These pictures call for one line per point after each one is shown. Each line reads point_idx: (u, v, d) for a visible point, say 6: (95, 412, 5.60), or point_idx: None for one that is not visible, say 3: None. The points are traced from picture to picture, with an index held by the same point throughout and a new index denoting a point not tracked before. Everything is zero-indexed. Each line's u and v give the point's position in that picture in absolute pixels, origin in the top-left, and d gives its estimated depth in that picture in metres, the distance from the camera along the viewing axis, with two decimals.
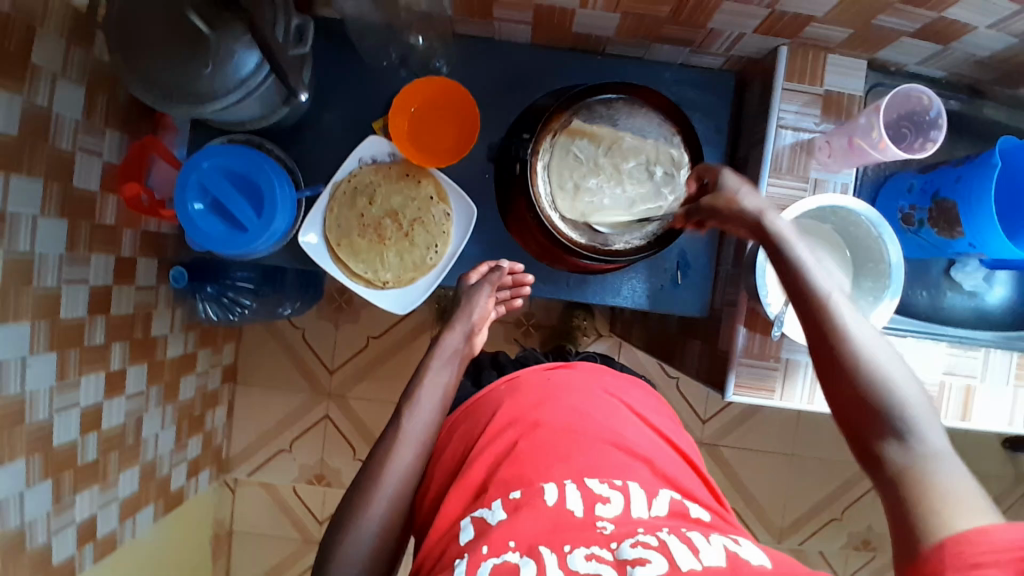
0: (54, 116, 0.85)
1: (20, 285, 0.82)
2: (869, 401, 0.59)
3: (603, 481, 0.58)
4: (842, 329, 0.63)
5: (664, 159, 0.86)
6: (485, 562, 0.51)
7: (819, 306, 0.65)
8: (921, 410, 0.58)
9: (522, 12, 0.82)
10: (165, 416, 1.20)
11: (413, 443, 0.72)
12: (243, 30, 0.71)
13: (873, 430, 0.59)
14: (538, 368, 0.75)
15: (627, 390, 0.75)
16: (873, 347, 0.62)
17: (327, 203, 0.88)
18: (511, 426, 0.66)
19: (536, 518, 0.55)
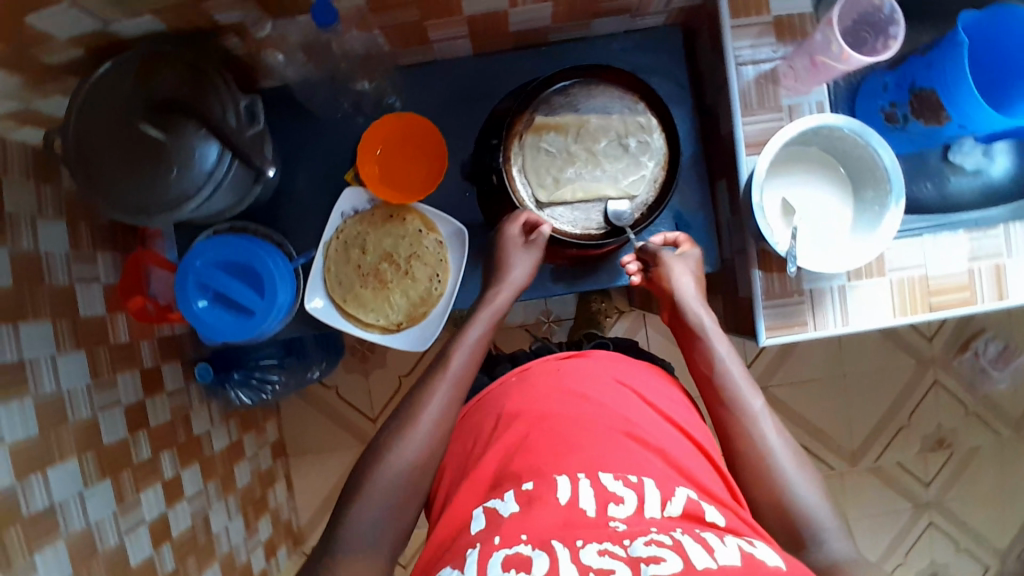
0: (44, 255, 0.87)
1: (56, 425, 0.84)
2: (787, 507, 0.62)
3: (617, 478, 0.59)
4: (757, 433, 0.68)
5: (634, 129, 0.85)
6: (497, 552, 0.53)
7: (736, 411, 0.70)
8: (830, 521, 0.61)
9: (456, 28, 0.82)
10: (230, 507, 1.20)
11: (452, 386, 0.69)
12: (197, 125, 0.72)
13: (791, 538, 0.61)
14: (549, 358, 0.75)
15: (640, 375, 0.74)
16: (785, 452, 0.66)
17: (323, 265, 0.89)
18: (522, 420, 0.67)
19: (547, 513, 0.56)
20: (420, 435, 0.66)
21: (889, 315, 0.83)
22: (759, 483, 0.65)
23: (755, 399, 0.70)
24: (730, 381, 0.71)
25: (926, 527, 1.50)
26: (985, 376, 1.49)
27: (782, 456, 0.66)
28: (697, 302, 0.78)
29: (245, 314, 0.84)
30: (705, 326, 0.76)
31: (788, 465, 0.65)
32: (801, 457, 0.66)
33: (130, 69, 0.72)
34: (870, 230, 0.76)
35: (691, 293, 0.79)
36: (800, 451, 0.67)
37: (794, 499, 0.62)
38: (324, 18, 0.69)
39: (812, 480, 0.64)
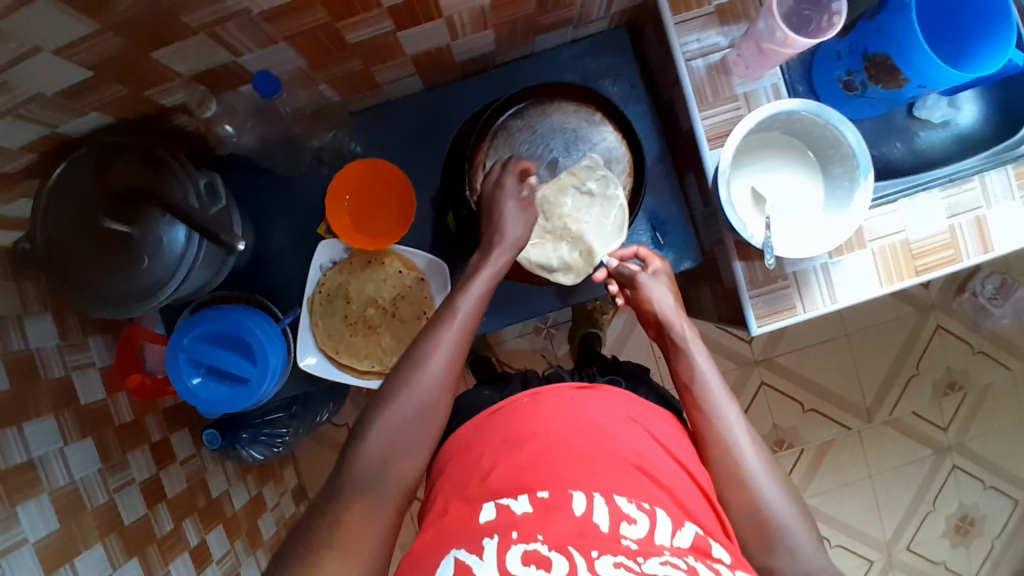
0: (36, 352, 0.87)
1: (75, 516, 0.85)
2: (764, 522, 0.63)
3: (631, 501, 0.60)
4: (737, 445, 0.67)
5: (578, 145, 0.85)
6: (515, 545, 0.55)
7: (714, 422, 0.69)
8: (801, 535, 0.63)
9: (402, 67, 0.82)
10: (260, 560, 1.21)
11: (445, 351, 0.65)
12: (159, 212, 0.72)
13: (768, 550, 0.63)
14: (564, 386, 0.74)
15: (653, 417, 0.73)
16: (763, 465, 0.66)
17: (311, 321, 0.88)
18: (532, 439, 0.67)
19: (564, 521, 0.57)
20: (421, 394, 0.63)
21: (877, 285, 0.82)
22: (738, 498, 0.65)
23: (734, 411, 0.69)
24: (709, 391, 0.71)
25: (950, 470, 1.51)
26: (987, 314, 1.48)
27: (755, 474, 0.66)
28: (674, 318, 0.75)
29: (240, 383, 0.84)
30: (681, 341, 0.74)
31: (763, 479, 0.65)
32: (777, 469, 0.67)
33: (82, 170, 0.71)
34: (843, 207, 0.75)
35: (668, 310, 0.75)
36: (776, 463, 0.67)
37: (768, 513, 0.64)
38: (267, 89, 0.69)
39: (786, 495, 0.65)
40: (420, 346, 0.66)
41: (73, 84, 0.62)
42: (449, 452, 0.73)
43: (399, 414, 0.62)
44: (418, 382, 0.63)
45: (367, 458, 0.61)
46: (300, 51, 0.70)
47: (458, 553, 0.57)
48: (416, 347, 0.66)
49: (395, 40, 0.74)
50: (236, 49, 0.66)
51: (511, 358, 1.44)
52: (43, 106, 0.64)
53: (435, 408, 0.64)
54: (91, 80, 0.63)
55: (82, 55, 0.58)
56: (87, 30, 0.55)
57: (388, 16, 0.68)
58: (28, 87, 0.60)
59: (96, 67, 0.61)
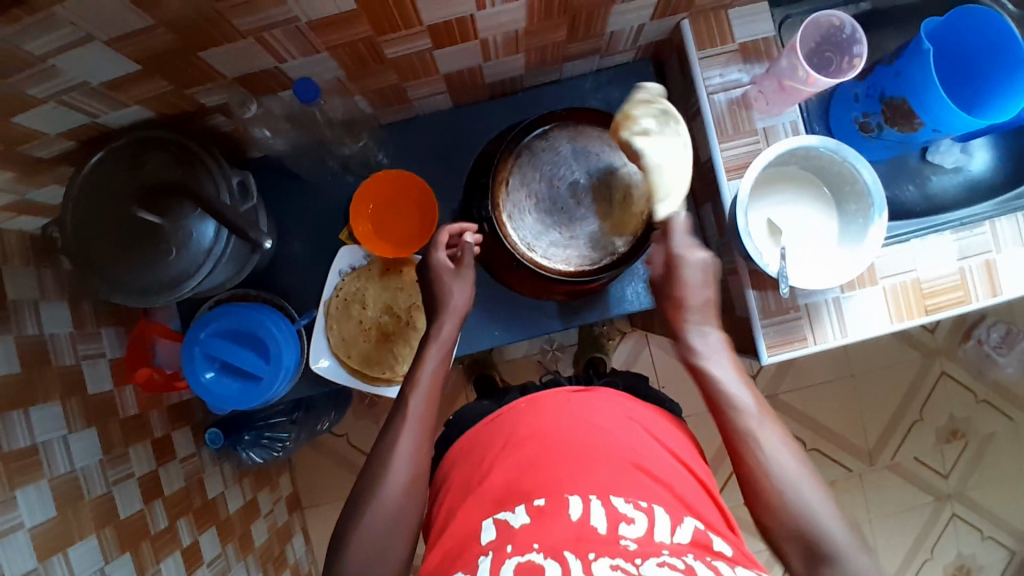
0: (49, 337, 0.88)
1: (74, 505, 0.85)
2: (806, 535, 0.62)
3: (628, 501, 0.60)
4: (773, 463, 0.65)
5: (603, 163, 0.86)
6: (509, 559, 0.56)
7: (748, 441, 0.67)
8: (849, 547, 0.61)
9: (434, 84, 0.85)
10: (250, 566, 1.19)
11: (408, 438, 0.68)
12: (192, 206, 0.74)
13: (812, 563, 0.61)
14: (560, 389, 0.74)
15: (654, 418, 0.74)
16: (802, 479, 0.64)
17: (325, 323, 0.89)
18: (529, 442, 0.67)
19: (560, 526, 0.58)
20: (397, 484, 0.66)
21: (886, 321, 0.83)
22: (776, 513, 0.63)
23: (767, 428, 0.67)
24: (740, 412, 0.68)
25: (949, 519, 1.50)
26: (992, 363, 1.49)
27: (791, 481, 0.64)
28: (696, 325, 0.74)
29: (252, 380, 0.85)
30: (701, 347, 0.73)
31: (803, 485, 0.64)
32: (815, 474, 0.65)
33: (118, 162, 0.74)
34: (857, 243, 0.77)
35: (692, 311, 0.74)
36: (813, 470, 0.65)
37: (811, 527, 0.62)
38: (307, 95, 0.71)
39: (829, 505, 0.63)
40: (389, 433, 0.69)
41: (119, 76, 0.65)
42: (456, 451, 0.74)
43: (378, 507, 0.65)
44: (392, 473, 0.66)
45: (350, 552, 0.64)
46: (340, 62, 0.72)
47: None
48: (387, 437, 0.69)
49: (430, 57, 0.76)
50: (279, 55, 0.68)
51: (515, 376, 1.45)
52: (86, 95, 0.66)
53: (411, 499, 0.66)
54: (136, 74, 0.65)
55: (132, 48, 0.61)
56: (140, 24, 0.57)
57: (426, 34, 0.71)
58: (75, 75, 0.62)
59: (143, 61, 0.63)
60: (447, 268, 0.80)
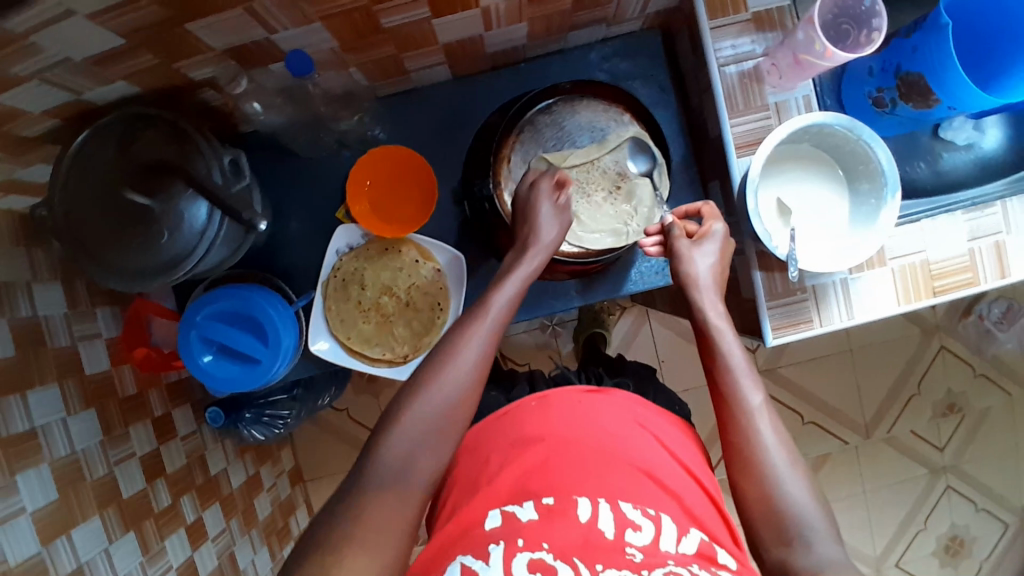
0: (44, 320, 0.87)
1: (74, 486, 0.85)
2: (777, 512, 0.61)
3: (637, 507, 0.61)
4: (758, 435, 0.64)
5: (611, 137, 0.83)
6: (520, 554, 0.57)
7: (738, 411, 0.66)
8: (818, 530, 0.60)
9: (433, 56, 0.81)
10: (254, 540, 1.21)
11: (451, 381, 0.62)
12: (183, 185, 0.71)
13: (777, 543, 0.60)
14: (572, 388, 0.74)
15: (660, 421, 0.73)
16: (785, 457, 0.63)
17: (325, 305, 0.88)
18: (540, 442, 0.67)
19: (570, 528, 0.59)
20: (454, 388, 0.62)
21: (894, 303, 0.82)
22: (750, 486, 0.63)
23: (761, 400, 0.66)
24: (736, 381, 0.67)
25: (944, 491, 1.52)
26: (992, 338, 1.49)
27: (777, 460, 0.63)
28: (711, 296, 0.72)
29: (251, 364, 0.83)
30: (714, 319, 0.71)
31: (780, 463, 0.63)
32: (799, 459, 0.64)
33: (107, 139, 0.71)
34: (868, 224, 0.75)
35: (704, 280, 0.72)
36: (801, 456, 0.64)
37: (784, 505, 0.61)
38: (301, 69, 0.67)
39: (807, 487, 0.62)
40: (452, 339, 0.65)
41: (103, 51, 0.61)
42: (463, 444, 0.73)
43: (428, 403, 0.61)
44: (454, 372, 0.63)
45: (395, 441, 0.59)
46: (334, 33, 0.69)
47: (466, 560, 0.58)
48: (447, 340, 0.65)
49: (429, 27, 0.73)
50: (271, 27, 0.65)
51: (516, 353, 1.43)
52: (70, 72, 0.63)
53: (468, 400, 0.63)
54: (121, 48, 0.62)
55: (116, 22, 0.57)
56: None
57: (424, 3, 0.68)
58: (57, 51, 0.59)
59: (128, 35, 0.60)
60: (550, 200, 0.76)
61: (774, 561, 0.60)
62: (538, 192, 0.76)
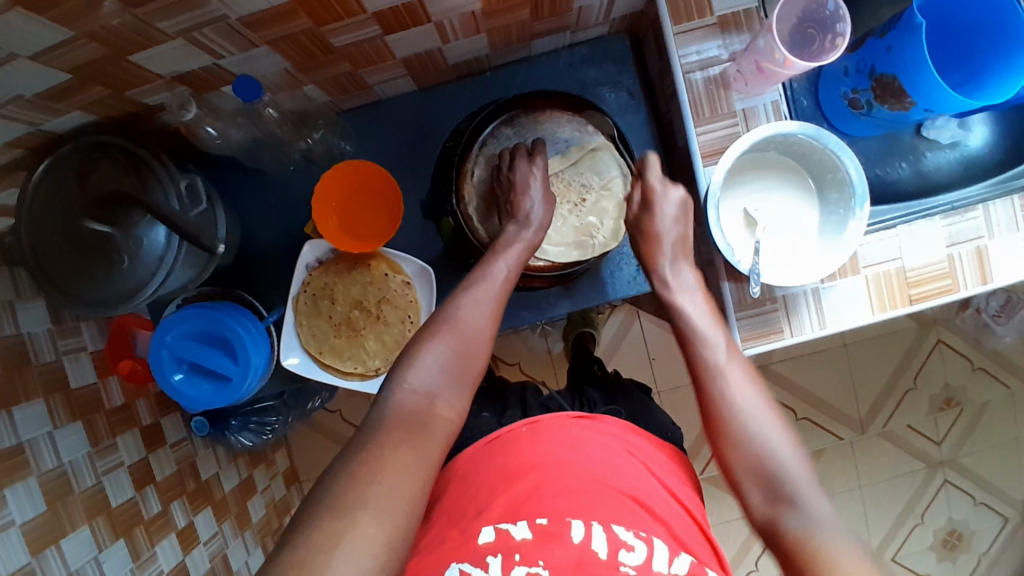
0: (27, 336, 0.84)
1: (64, 497, 0.83)
2: (764, 469, 0.60)
3: (629, 529, 0.60)
4: (733, 398, 0.63)
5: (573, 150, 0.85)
6: (517, 569, 0.57)
7: (711, 378, 0.65)
8: (805, 480, 0.59)
9: (393, 70, 0.80)
10: (247, 541, 1.18)
11: (445, 347, 0.61)
12: (140, 214, 0.74)
13: (768, 499, 0.59)
14: (562, 414, 0.73)
15: (649, 450, 0.73)
16: (764, 414, 0.62)
17: (295, 320, 0.87)
18: (533, 470, 0.65)
19: (563, 551, 0.58)
20: (459, 339, 0.63)
21: (867, 313, 0.80)
22: (734, 449, 0.62)
23: (732, 365, 0.66)
24: (708, 351, 0.66)
25: (941, 485, 1.50)
26: (989, 331, 1.46)
27: (754, 415, 0.62)
28: (670, 260, 0.75)
29: (223, 381, 0.84)
30: (675, 282, 0.74)
31: (762, 422, 0.62)
32: (776, 409, 0.64)
33: (65, 170, 0.71)
34: (836, 235, 0.74)
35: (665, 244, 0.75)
36: (779, 406, 0.64)
37: (770, 462, 0.60)
38: (247, 93, 0.66)
39: (790, 442, 0.61)
40: (451, 300, 0.66)
41: (54, 86, 0.61)
42: (450, 472, 0.70)
43: (435, 356, 0.61)
44: (458, 325, 0.63)
45: (406, 388, 0.58)
46: (284, 55, 0.68)
47: (464, 567, 0.58)
48: (445, 304, 0.66)
49: (383, 44, 0.72)
50: (217, 53, 0.64)
51: (506, 353, 1.41)
52: (24, 107, 0.63)
53: (475, 349, 0.63)
54: (70, 83, 0.62)
55: (60, 60, 0.57)
56: (61, 37, 0.54)
57: (374, 21, 0.66)
58: (6, 90, 0.58)
59: (76, 70, 0.60)
60: (535, 177, 0.79)
61: (763, 520, 0.60)
62: (522, 164, 0.80)
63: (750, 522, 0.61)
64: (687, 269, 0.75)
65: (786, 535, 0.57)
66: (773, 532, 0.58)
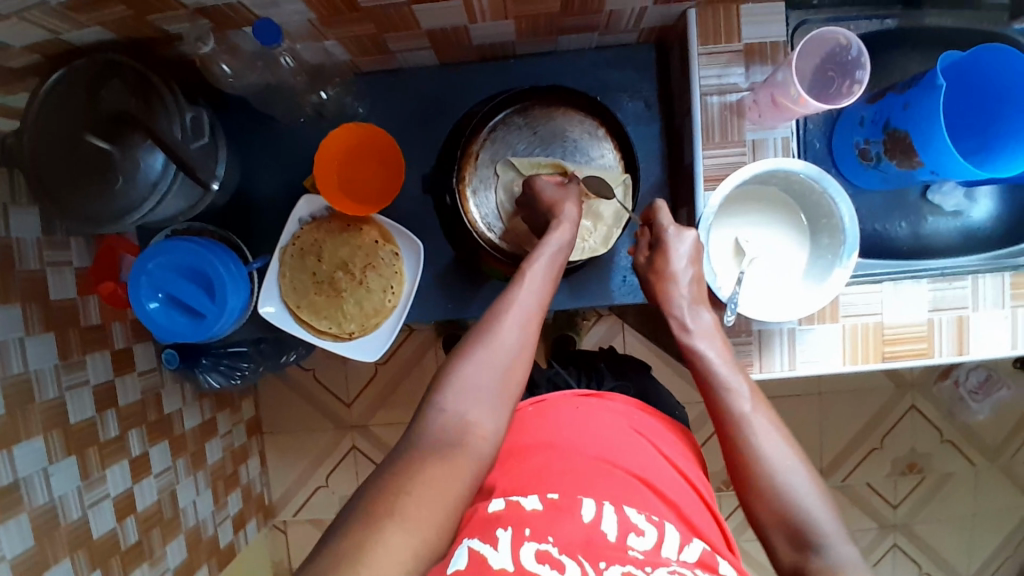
0: (15, 241, 0.83)
1: (24, 404, 0.82)
2: (789, 517, 0.58)
3: (639, 512, 0.60)
4: (758, 448, 0.62)
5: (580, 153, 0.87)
6: (527, 543, 0.54)
7: (735, 428, 0.64)
8: (832, 530, 0.57)
9: (417, 40, 0.80)
10: (199, 482, 1.17)
11: (480, 365, 0.60)
12: (141, 137, 0.72)
13: (794, 545, 0.58)
14: (568, 394, 0.74)
15: (660, 432, 0.73)
16: (791, 465, 0.61)
17: (279, 270, 0.88)
18: (542, 449, 0.66)
19: (573, 525, 0.57)
20: (492, 359, 0.61)
21: (839, 362, 0.81)
22: (758, 497, 0.60)
23: (759, 414, 0.64)
24: (730, 402, 0.66)
25: (890, 548, 1.50)
26: (964, 406, 1.46)
27: (776, 458, 0.61)
28: (686, 303, 0.73)
29: (199, 317, 0.84)
30: (692, 325, 0.72)
31: (790, 472, 0.60)
32: (800, 453, 0.63)
33: (79, 83, 0.72)
34: (820, 280, 0.75)
35: (682, 283, 0.72)
36: (806, 455, 0.63)
37: (796, 510, 0.58)
38: (268, 37, 0.67)
39: (818, 489, 0.60)
40: (489, 321, 0.64)
41: None
42: None
43: (475, 372, 0.60)
44: (492, 346, 0.62)
45: (448, 410, 0.57)
46: (309, 7, 0.68)
47: (474, 544, 0.56)
48: (483, 325, 0.64)
49: (409, 12, 0.72)
50: None
51: None
52: (47, 14, 0.63)
53: (508, 367, 0.61)
54: None
55: None
56: None
57: None
58: None
59: None
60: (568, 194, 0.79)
61: (787, 565, 0.58)
62: (552, 189, 0.80)
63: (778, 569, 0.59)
64: (705, 312, 0.72)
65: None
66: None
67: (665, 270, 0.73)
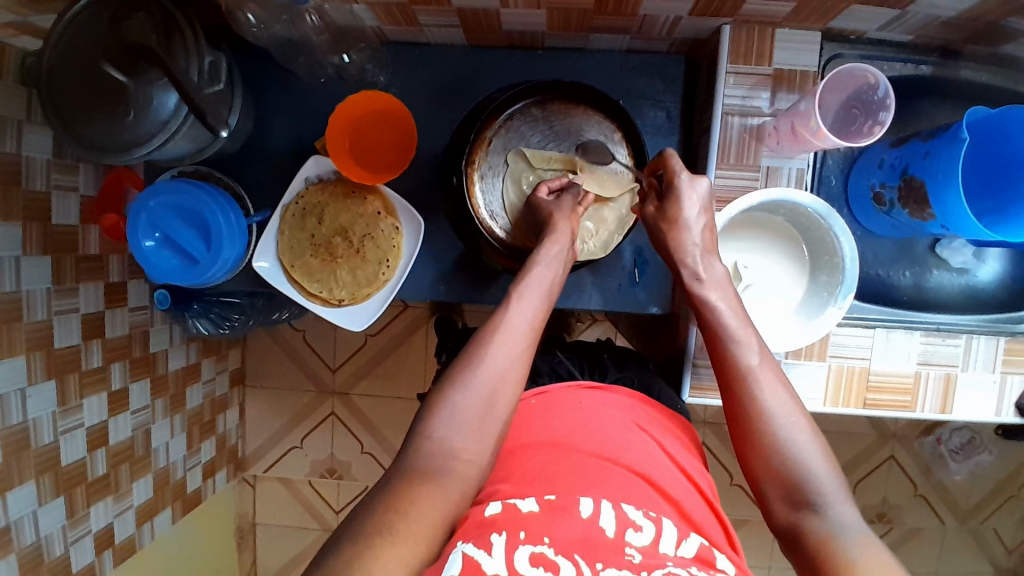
0: (25, 159, 0.83)
1: (10, 323, 0.82)
2: (789, 473, 0.57)
3: (638, 508, 0.55)
4: (760, 399, 0.60)
5: (589, 155, 0.86)
6: (521, 547, 0.49)
7: (739, 379, 0.62)
8: (831, 486, 0.56)
9: (447, 17, 0.79)
10: (174, 425, 1.18)
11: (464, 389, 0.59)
12: (158, 74, 0.72)
13: (791, 501, 0.56)
14: (571, 386, 0.71)
15: (662, 429, 0.69)
16: (793, 420, 0.59)
17: (278, 228, 0.87)
18: (542, 446, 0.62)
19: (570, 524, 0.52)
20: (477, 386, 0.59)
21: (819, 402, 0.81)
22: (759, 451, 0.59)
23: (763, 366, 0.63)
24: (735, 352, 0.64)
25: None
26: (943, 464, 1.45)
27: (778, 411, 0.60)
28: (700, 252, 0.71)
29: (191, 261, 0.84)
30: (704, 273, 0.70)
31: (792, 428, 0.59)
32: (805, 410, 0.61)
33: (105, 10, 0.72)
34: (811, 315, 0.75)
35: (694, 230, 0.71)
36: (812, 414, 0.61)
37: (797, 466, 0.57)
38: None
39: (820, 447, 0.58)
40: (477, 343, 0.62)
41: None
42: None
43: (463, 402, 0.58)
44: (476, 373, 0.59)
45: (433, 438, 0.56)
46: None
47: (467, 549, 0.49)
48: (472, 347, 0.62)
49: None
50: None
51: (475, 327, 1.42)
52: None
53: (494, 397, 0.59)
54: None
55: None
56: None
57: None
58: None
59: None
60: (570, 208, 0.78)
61: (782, 523, 0.57)
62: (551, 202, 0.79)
63: (770, 525, 0.59)
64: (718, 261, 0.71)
65: (809, 539, 0.54)
66: (794, 538, 0.56)
67: (677, 218, 0.72)
